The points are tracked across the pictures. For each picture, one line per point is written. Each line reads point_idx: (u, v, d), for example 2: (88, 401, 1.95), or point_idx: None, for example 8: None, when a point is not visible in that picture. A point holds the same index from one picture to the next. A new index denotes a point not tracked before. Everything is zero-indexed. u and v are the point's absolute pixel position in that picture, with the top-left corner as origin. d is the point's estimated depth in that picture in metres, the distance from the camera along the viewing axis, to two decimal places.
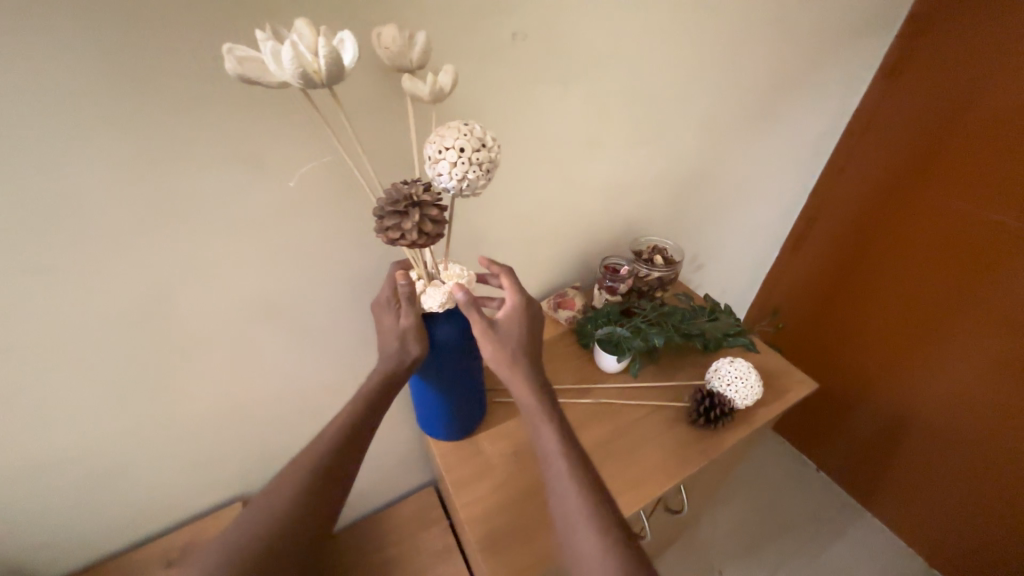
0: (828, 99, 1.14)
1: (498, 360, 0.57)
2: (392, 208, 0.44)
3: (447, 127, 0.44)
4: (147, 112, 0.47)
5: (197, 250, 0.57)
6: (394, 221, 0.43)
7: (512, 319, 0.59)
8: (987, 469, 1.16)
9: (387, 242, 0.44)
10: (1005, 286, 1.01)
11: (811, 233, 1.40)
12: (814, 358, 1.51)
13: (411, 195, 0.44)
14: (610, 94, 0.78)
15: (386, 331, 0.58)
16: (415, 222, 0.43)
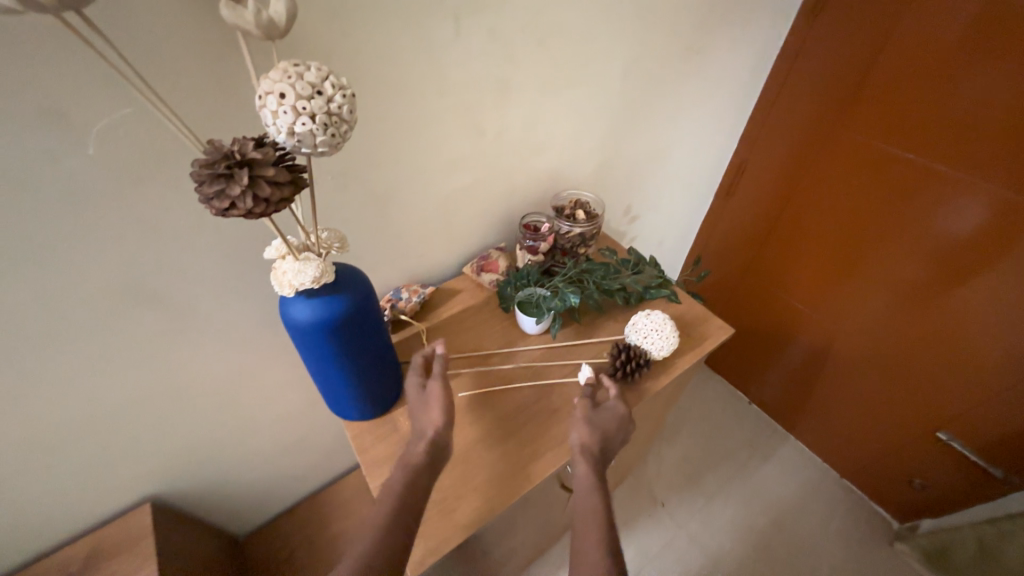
0: (753, 35, 1.10)
1: (577, 436, 0.65)
2: (211, 172, 0.36)
3: (274, 69, 0.38)
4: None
5: (8, 236, 0.47)
6: (215, 188, 0.36)
7: (611, 416, 0.67)
8: (898, 390, 1.25)
9: (216, 214, 0.37)
10: (917, 219, 1.03)
11: (743, 177, 1.39)
12: (748, 301, 1.55)
13: (235, 153, 0.37)
14: (513, 28, 0.69)
15: (427, 400, 0.64)
16: (245, 186, 0.36)
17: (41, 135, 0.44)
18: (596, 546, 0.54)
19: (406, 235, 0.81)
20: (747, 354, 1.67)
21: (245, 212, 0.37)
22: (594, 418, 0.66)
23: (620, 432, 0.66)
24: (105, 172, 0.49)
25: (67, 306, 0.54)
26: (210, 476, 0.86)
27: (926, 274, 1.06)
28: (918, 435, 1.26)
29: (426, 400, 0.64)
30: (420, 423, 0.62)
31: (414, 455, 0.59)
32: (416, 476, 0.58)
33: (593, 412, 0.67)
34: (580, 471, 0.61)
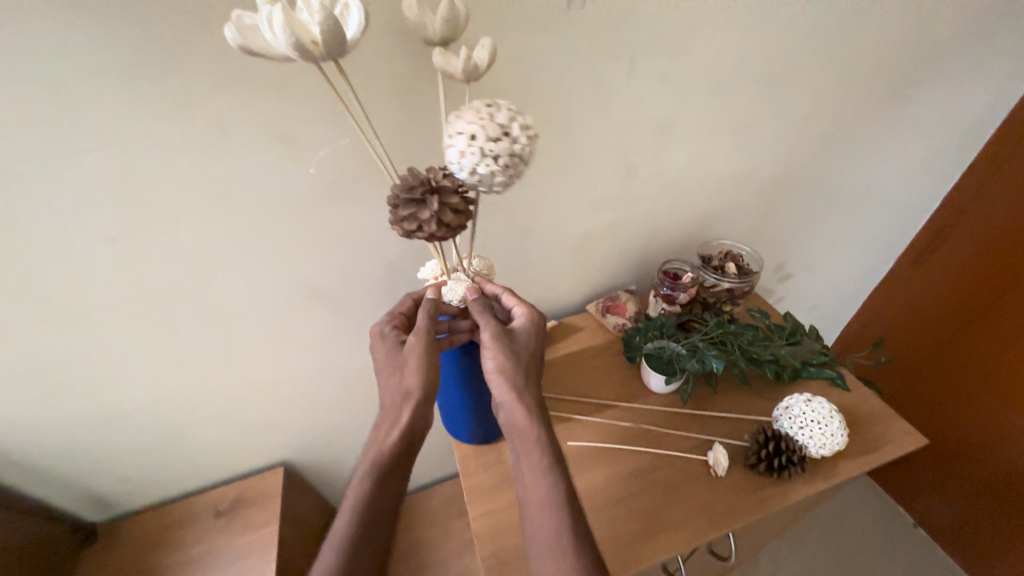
0: (988, 77, 0.89)
1: (501, 387, 0.53)
2: (407, 197, 0.40)
3: (465, 108, 0.40)
4: (173, 84, 0.46)
5: (240, 231, 0.58)
6: (408, 211, 0.40)
7: (528, 333, 0.56)
8: None
9: (404, 234, 0.41)
10: None
11: (942, 245, 1.11)
12: (930, 402, 1.21)
13: (429, 180, 0.40)
14: (688, 68, 0.65)
15: (402, 360, 0.52)
16: (434, 213, 0.39)
17: (279, 155, 0.54)
18: (552, 488, 0.48)
19: (541, 266, 0.81)
20: (915, 466, 1.30)
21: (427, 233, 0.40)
22: (513, 348, 0.53)
23: (539, 347, 0.56)
24: (314, 186, 0.57)
25: (265, 290, 0.65)
26: (329, 456, 0.95)
27: None
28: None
29: (398, 364, 0.52)
30: (393, 390, 0.51)
31: (381, 445, 0.50)
32: (385, 465, 0.49)
33: (510, 343, 0.54)
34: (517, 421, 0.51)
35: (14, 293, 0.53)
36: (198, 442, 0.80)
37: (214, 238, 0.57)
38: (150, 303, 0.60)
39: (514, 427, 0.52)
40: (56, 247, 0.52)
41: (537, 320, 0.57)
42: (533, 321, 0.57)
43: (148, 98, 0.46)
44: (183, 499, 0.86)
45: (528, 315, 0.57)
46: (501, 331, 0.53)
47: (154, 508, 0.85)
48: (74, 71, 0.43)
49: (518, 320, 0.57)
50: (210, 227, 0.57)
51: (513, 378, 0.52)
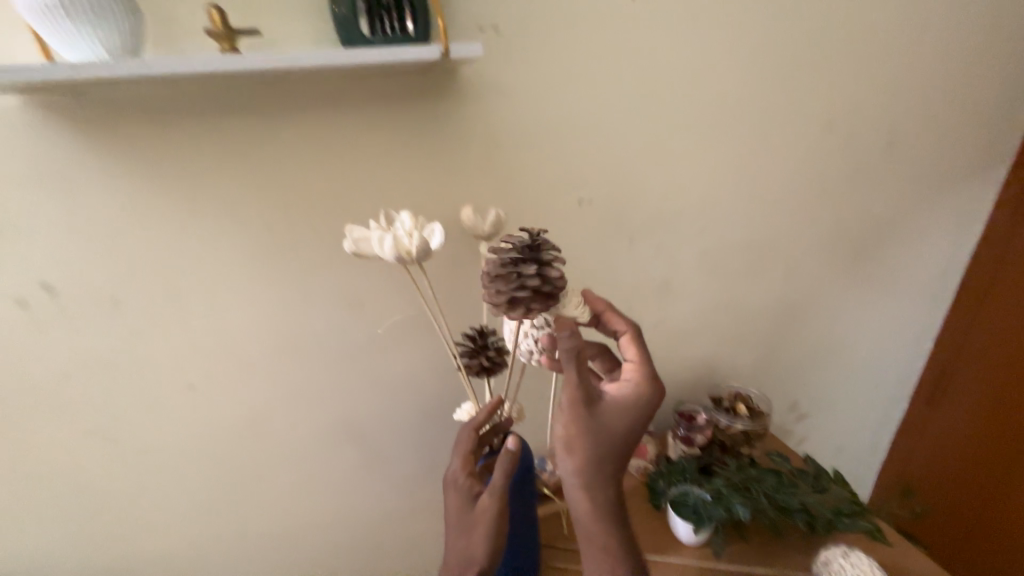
0: (940, 241, 1.04)
1: (569, 457, 0.52)
2: (533, 254, 0.45)
3: None
4: (282, 265, 0.60)
5: (299, 376, 0.66)
6: (543, 269, 0.45)
7: (618, 411, 0.52)
8: None
9: (557, 280, 0.45)
10: None
11: (951, 387, 1.14)
12: (994, 563, 1.08)
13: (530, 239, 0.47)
14: (678, 241, 0.81)
15: (472, 524, 0.53)
16: (557, 248, 0.47)
17: (344, 314, 0.65)
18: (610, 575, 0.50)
19: None
20: None
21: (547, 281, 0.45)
22: (591, 427, 0.51)
23: (632, 428, 0.53)
24: (368, 338, 0.67)
25: (309, 433, 0.70)
26: None
27: None
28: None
29: (468, 525, 0.53)
30: (460, 550, 0.53)
31: None
32: None
33: (591, 420, 0.51)
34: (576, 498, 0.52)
35: (99, 433, 0.60)
36: None
37: (280, 384, 0.66)
38: (208, 445, 0.66)
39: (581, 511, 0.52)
40: (154, 391, 0.61)
41: (630, 397, 0.53)
42: (626, 396, 0.53)
43: (262, 276, 0.60)
44: None
45: (622, 386, 0.54)
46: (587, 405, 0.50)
47: None
48: (217, 258, 0.58)
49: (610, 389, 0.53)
50: (277, 372, 0.65)
51: (587, 460, 0.51)
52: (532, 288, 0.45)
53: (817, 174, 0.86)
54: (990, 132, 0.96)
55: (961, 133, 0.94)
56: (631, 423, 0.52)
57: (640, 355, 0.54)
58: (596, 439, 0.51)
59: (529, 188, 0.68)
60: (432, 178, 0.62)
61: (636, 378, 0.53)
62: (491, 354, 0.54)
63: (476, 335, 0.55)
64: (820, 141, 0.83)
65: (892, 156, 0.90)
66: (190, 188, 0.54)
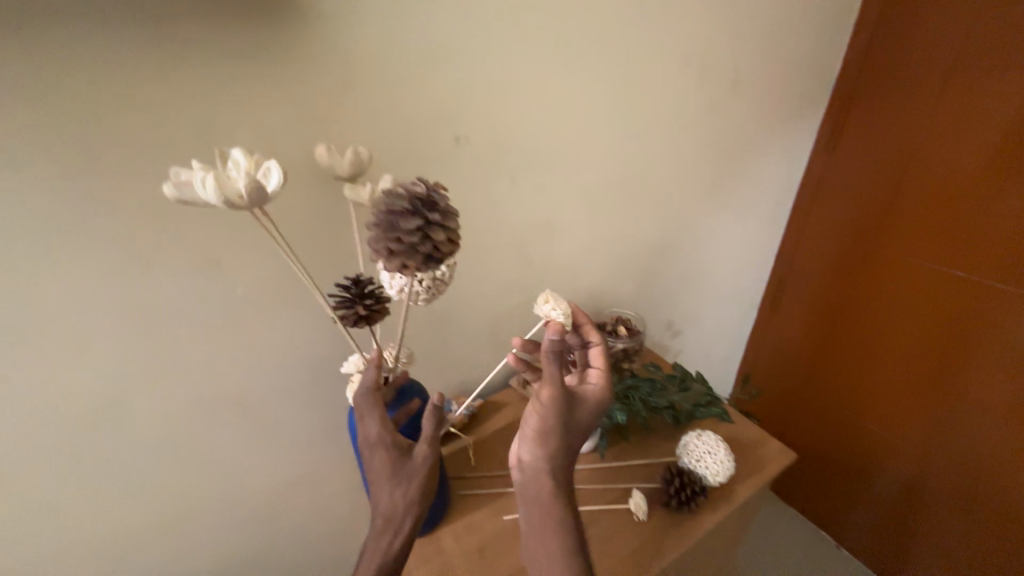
0: (775, 171, 1.21)
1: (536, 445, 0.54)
2: (414, 216, 0.39)
3: None
4: (97, 224, 0.50)
5: (151, 352, 0.57)
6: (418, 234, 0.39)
7: (587, 407, 0.56)
8: None
9: (443, 245, 0.39)
10: (1007, 329, 0.97)
11: (785, 294, 1.40)
12: (812, 424, 1.41)
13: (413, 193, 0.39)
14: (558, 179, 0.84)
15: (408, 474, 0.56)
16: (445, 203, 0.40)
17: (197, 276, 0.57)
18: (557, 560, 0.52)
19: (461, 351, 0.88)
20: (820, 487, 1.44)
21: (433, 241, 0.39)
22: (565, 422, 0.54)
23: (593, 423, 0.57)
24: (233, 301, 0.60)
25: (175, 415, 0.62)
26: None
27: None
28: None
29: (404, 477, 0.56)
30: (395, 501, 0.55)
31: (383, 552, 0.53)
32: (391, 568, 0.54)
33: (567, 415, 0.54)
34: (533, 484, 0.54)
35: None
36: None
37: (123, 366, 0.56)
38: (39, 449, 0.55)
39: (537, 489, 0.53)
40: None
41: (599, 400, 0.57)
42: (595, 397, 0.57)
43: (69, 239, 0.49)
44: None
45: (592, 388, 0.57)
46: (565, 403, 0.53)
47: None
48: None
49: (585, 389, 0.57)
50: (120, 352, 0.56)
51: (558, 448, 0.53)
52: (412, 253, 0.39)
53: (678, 112, 0.94)
54: (811, 75, 1.12)
55: (790, 75, 1.08)
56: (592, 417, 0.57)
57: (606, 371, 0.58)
58: (568, 430, 0.54)
59: (398, 127, 0.64)
60: (282, 116, 0.55)
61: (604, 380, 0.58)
62: (368, 303, 0.52)
63: (351, 285, 0.52)
64: (679, 79, 0.90)
65: (737, 95, 1.01)
66: None
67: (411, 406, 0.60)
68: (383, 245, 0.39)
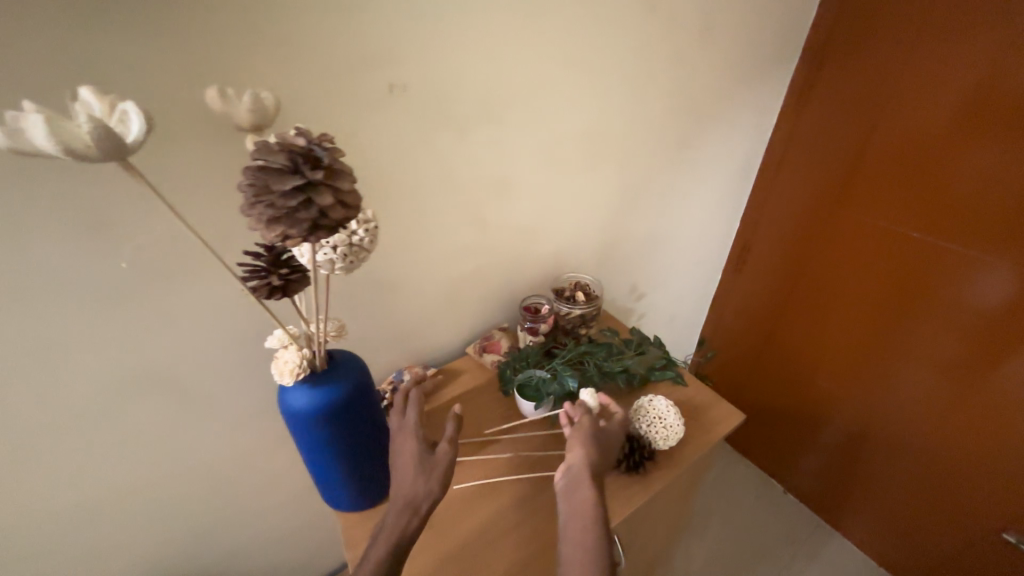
0: (743, 129, 1.17)
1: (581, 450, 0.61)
2: (285, 178, 0.33)
3: None
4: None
5: (39, 330, 0.51)
6: (294, 200, 0.33)
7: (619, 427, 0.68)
8: (961, 481, 1.10)
9: (332, 214, 0.34)
10: (951, 291, 1.00)
11: (748, 257, 1.40)
12: (766, 380, 1.47)
13: (294, 151, 0.33)
14: (511, 134, 0.77)
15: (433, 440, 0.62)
16: (329, 165, 0.33)
17: (82, 244, 0.50)
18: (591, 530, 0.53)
19: (412, 319, 0.84)
20: (772, 439, 1.52)
21: (317, 206, 0.33)
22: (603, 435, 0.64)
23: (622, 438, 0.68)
24: (136, 270, 0.54)
25: (84, 396, 0.57)
26: (197, 574, 0.81)
27: (964, 348, 1.01)
28: (992, 533, 1.08)
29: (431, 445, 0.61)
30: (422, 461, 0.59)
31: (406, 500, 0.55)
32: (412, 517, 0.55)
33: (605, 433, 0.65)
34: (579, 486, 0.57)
35: None
36: None
37: (8, 347, 0.50)
38: None
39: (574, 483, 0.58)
40: None
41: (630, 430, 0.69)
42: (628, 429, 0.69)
43: None
44: None
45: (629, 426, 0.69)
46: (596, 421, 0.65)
47: None
48: None
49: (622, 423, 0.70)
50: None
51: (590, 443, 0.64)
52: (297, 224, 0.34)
53: (642, 61, 0.87)
54: (785, 24, 1.06)
55: (763, 23, 1.01)
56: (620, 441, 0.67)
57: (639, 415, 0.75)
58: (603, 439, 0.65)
59: (318, 69, 0.55)
60: (167, 52, 0.46)
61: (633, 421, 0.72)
62: (283, 272, 0.47)
63: (263, 252, 0.46)
64: (643, 23, 0.82)
65: (706, 44, 0.95)
66: None
67: (338, 377, 0.57)
68: (257, 212, 0.33)
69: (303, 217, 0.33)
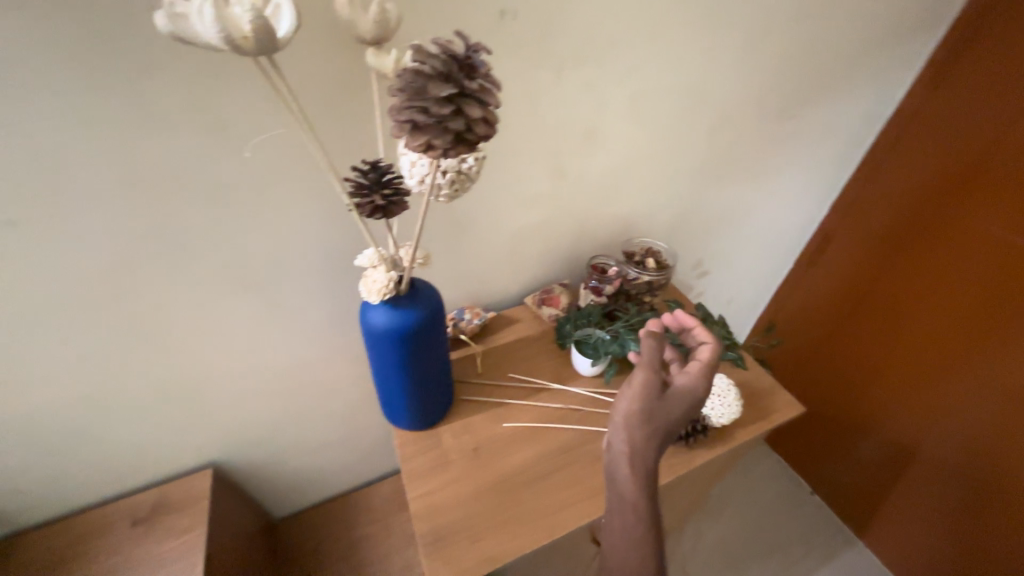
0: (860, 105, 1.04)
1: (626, 432, 0.51)
2: (440, 86, 0.34)
3: None
4: (87, 64, 0.44)
5: (163, 218, 0.56)
6: (446, 109, 0.35)
7: (682, 396, 0.54)
8: (1008, 522, 1.01)
9: (478, 130, 0.36)
10: None
11: (828, 249, 1.29)
12: (818, 379, 1.40)
13: (451, 64, 0.35)
14: (609, 80, 0.73)
15: None
16: (482, 82, 0.35)
17: (205, 142, 0.53)
18: (632, 523, 0.48)
19: (479, 260, 0.85)
20: (813, 440, 1.47)
21: (465, 117, 0.35)
22: (659, 409, 0.52)
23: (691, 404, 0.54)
24: (247, 175, 0.57)
25: (193, 284, 0.63)
26: (264, 457, 0.91)
27: None
28: None
29: None
30: None
31: None
32: None
33: (659, 402, 0.52)
34: (621, 475, 0.50)
35: None
36: (120, 447, 0.75)
37: (140, 228, 0.56)
38: (64, 297, 0.57)
39: (616, 470, 0.51)
40: None
41: (692, 390, 0.54)
42: (689, 388, 0.55)
43: (66, 82, 0.45)
44: (84, 511, 0.78)
45: (688, 382, 0.55)
46: (650, 389, 0.52)
47: (48, 525, 0.76)
48: None
49: (675, 378, 0.56)
50: (132, 213, 0.54)
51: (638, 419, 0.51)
52: (446, 133, 0.35)
53: (766, 12, 0.78)
54: None
55: None
56: (688, 409, 0.54)
57: (715, 354, 0.58)
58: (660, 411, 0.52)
59: None
60: None
61: (705, 372, 0.56)
62: (386, 193, 0.48)
63: (368, 169, 0.48)
64: None
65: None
66: None
67: (417, 303, 0.59)
68: (407, 116, 0.35)
69: (450, 128, 0.35)
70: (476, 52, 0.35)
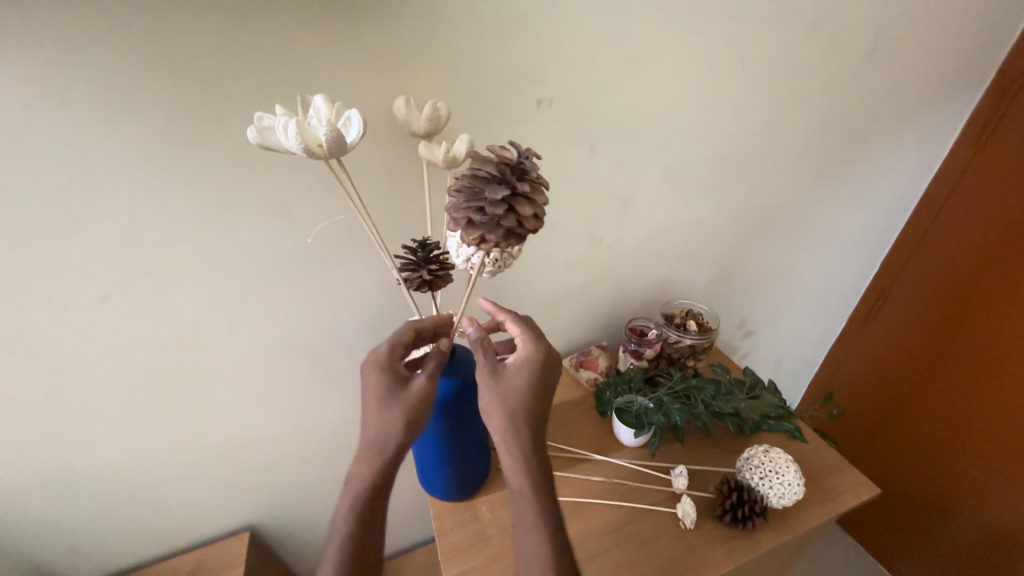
0: (902, 161, 1.02)
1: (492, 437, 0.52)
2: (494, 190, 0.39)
3: None
4: (185, 165, 0.52)
5: (230, 289, 0.61)
6: (498, 208, 0.39)
7: (519, 373, 0.54)
8: None
9: (528, 227, 0.39)
10: None
11: (883, 306, 1.21)
12: (890, 452, 1.25)
13: (504, 169, 0.39)
14: (642, 153, 0.76)
15: (365, 393, 0.52)
16: (531, 184, 0.39)
17: (274, 224, 0.59)
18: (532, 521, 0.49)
19: None
20: (891, 523, 1.29)
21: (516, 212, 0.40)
22: (504, 396, 0.52)
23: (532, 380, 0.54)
24: (307, 250, 0.62)
25: (251, 349, 0.67)
26: (301, 522, 0.91)
27: None
28: None
29: (393, 398, 0.51)
30: (366, 419, 0.51)
31: (365, 470, 0.49)
32: (370, 490, 0.49)
33: (503, 391, 0.52)
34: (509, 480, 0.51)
35: (15, 350, 0.56)
36: (170, 507, 0.77)
37: (209, 299, 0.61)
38: (140, 359, 0.62)
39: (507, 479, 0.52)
40: (63, 309, 0.55)
41: (526, 362, 0.54)
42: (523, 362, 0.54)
43: (167, 180, 0.52)
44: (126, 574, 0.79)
45: (520, 355, 0.55)
46: (489, 381, 0.53)
47: None
48: (111, 155, 0.49)
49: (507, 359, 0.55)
50: (204, 287, 0.60)
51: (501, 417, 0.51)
52: (500, 229, 0.40)
53: (793, 84, 0.80)
54: (977, 43, 0.91)
55: (948, 43, 0.88)
56: (535, 385, 0.54)
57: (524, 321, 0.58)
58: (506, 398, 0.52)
59: (478, 80, 0.60)
60: (362, 63, 0.53)
61: (530, 341, 0.56)
62: (432, 268, 0.50)
63: (417, 248, 0.51)
64: (801, 44, 0.76)
65: (869, 69, 0.85)
66: (57, 71, 0.44)
67: (453, 371, 0.60)
68: (465, 214, 0.40)
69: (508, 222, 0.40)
70: (527, 158, 0.40)
